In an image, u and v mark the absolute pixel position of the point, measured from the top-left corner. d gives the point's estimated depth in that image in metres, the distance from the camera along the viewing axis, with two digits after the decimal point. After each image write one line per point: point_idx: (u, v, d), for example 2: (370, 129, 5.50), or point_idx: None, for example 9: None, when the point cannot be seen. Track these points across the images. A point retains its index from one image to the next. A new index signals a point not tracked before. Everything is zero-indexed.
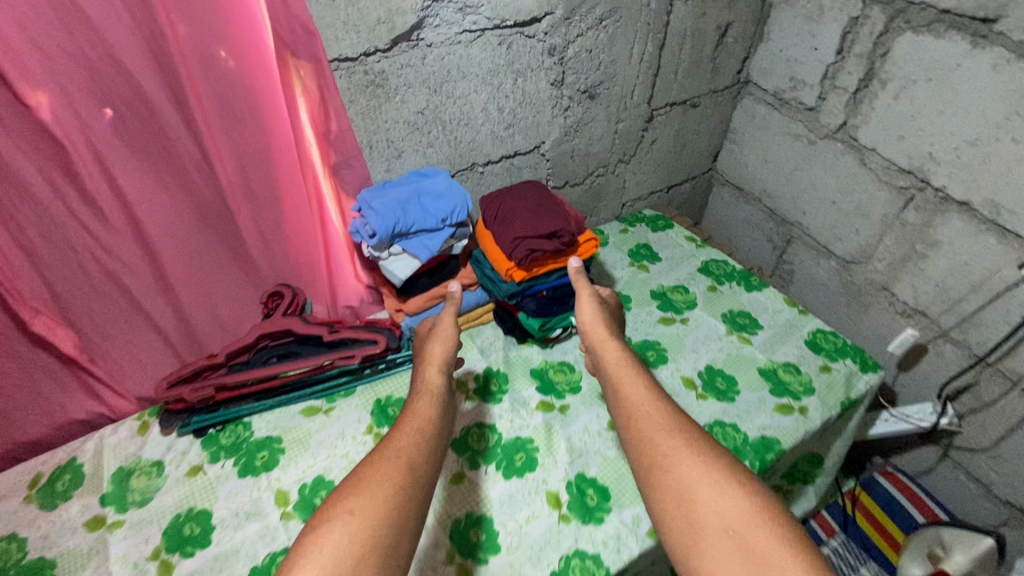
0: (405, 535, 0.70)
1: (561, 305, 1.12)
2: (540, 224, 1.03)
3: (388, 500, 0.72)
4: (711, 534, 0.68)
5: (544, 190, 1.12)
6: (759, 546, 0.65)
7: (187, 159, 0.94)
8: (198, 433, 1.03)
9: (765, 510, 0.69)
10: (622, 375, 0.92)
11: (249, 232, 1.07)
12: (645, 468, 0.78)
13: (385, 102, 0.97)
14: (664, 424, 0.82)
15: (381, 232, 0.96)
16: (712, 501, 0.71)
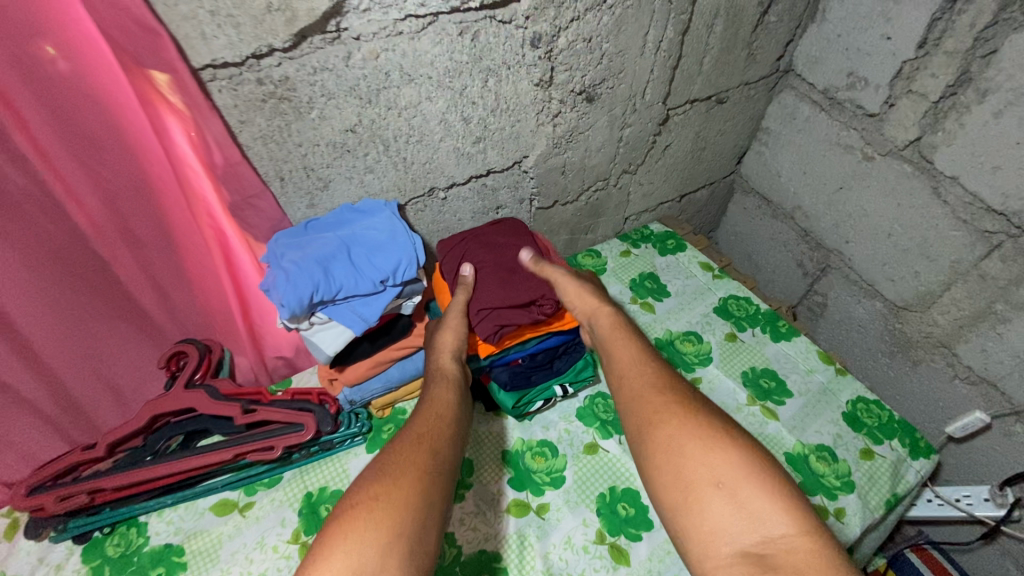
0: (432, 529, 0.65)
1: (541, 372, 0.92)
2: (514, 293, 0.85)
3: (413, 488, 0.67)
4: (703, 492, 0.65)
5: (522, 236, 0.93)
6: (752, 500, 0.63)
7: (22, 197, 0.66)
8: (79, 539, 0.82)
9: (759, 467, 0.66)
10: (616, 341, 0.86)
11: (134, 279, 0.82)
12: (635, 424, 0.75)
13: (295, 120, 0.68)
14: (655, 385, 0.78)
15: (292, 304, 0.71)
16: (702, 459, 0.67)
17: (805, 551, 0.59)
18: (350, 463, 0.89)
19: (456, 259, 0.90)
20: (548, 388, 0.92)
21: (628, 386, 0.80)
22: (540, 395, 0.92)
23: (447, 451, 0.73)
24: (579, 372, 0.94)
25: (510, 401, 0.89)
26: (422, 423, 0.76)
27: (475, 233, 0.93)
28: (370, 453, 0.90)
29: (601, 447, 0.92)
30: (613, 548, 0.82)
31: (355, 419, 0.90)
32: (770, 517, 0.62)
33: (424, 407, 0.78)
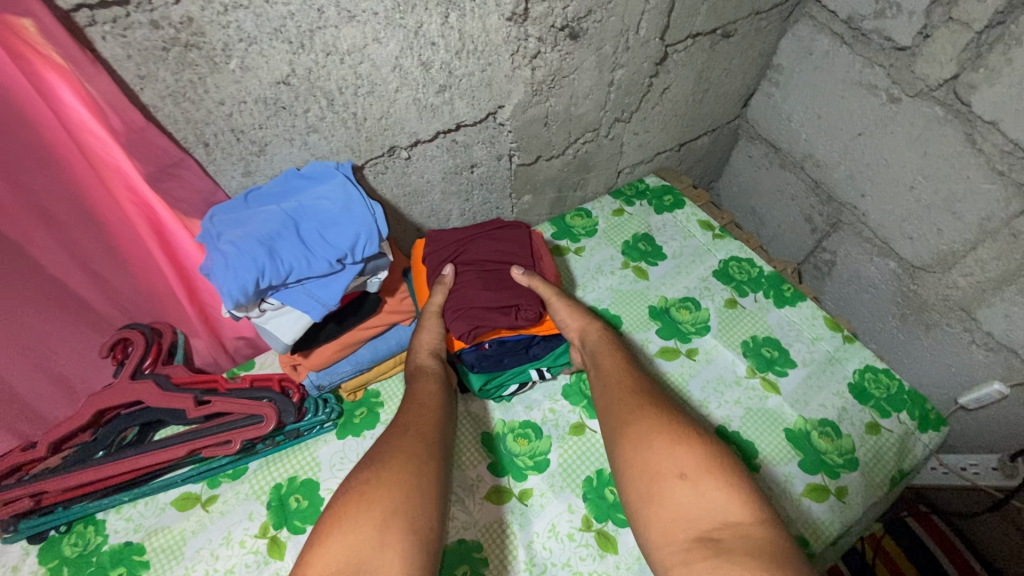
0: (435, 506, 0.65)
1: (514, 355, 0.86)
2: (497, 296, 0.83)
3: (405, 473, 0.66)
4: (666, 480, 0.64)
5: (524, 239, 0.91)
6: (714, 491, 0.62)
7: None
8: (33, 539, 0.76)
9: (725, 461, 0.65)
10: (605, 354, 0.83)
11: (57, 263, 0.71)
12: (607, 421, 0.74)
13: (212, 72, 0.56)
14: (634, 388, 0.77)
15: (235, 292, 0.61)
16: (667, 449, 0.67)
17: (763, 538, 0.57)
18: (319, 451, 0.83)
19: (449, 253, 0.88)
20: (522, 370, 0.86)
21: (607, 393, 0.78)
22: (513, 378, 0.86)
23: (437, 434, 0.73)
24: (558, 355, 0.88)
25: (480, 384, 0.84)
26: (408, 414, 0.75)
27: (475, 230, 0.91)
28: (341, 439, 0.84)
29: (587, 429, 0.86)
30: (600, 535, 0.76)
31: (322, 406, 0.84)
32: (727, 504, 0.61)
33: (408, 399, 0.77)
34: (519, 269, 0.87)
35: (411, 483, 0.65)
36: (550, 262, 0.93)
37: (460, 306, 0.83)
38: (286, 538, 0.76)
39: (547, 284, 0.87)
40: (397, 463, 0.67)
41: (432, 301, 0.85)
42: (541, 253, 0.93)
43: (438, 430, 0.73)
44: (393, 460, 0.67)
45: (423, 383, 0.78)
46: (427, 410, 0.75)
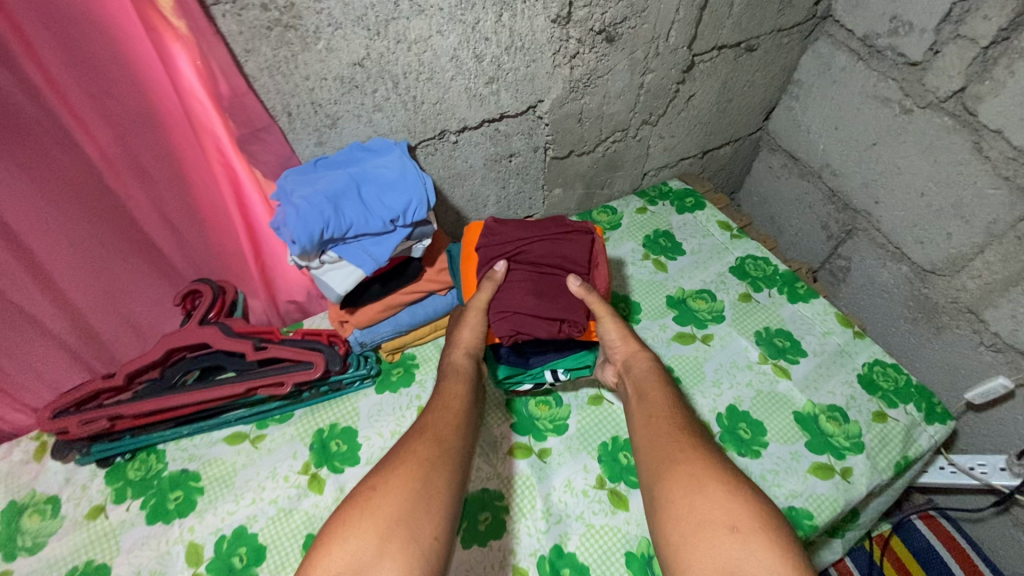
0: (439, 514, 0.66)
1: (544, 354, 0.88)
2: (547, 304, 0.80)
3: (412, 480, 0.68)
4: (715, 528, 0.64)
5: (584, 246, 0.86)
6: (764, 550, 0.61)
7: (35, 128, 0.68)
8: (102, 463, 0.85)
9: (773, 515, 0.65)
10: (650, 385, 0.82)
11: (147, 215, 0.82)
12: (654, 456, 0.74)
13: (303, 50, 0.67)
14: (683, 427, 0.76)
15: (302, 240, 0.70)
16: (719, 497, 0.67)
17: None
18: (359, 402, 0.91)
19: (502, 249, 0.85)
20: (542, 372, 0.89)
21: (654, 428, 0.78)
22: (531, 378, 0.88)
23: (455, 439, 0.74)
24: (583, 359, 0.89)
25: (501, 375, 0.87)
26: (431, 414, 0.77)
27: (534, 228, 0.88)
28: (379, 394, 0.92)
29: (605, 400, 0.92)
30: (613, 494, 0.82)
31: (363, 362, 0.92)
32: (773, 561, 0.60)
33: (436, 402, 0.78)
34: (575, 279, 0.83)
35: (418, 491, 0.67)
36: (605, 273, 0.89)
37: (506, 307, 0.79)
38: (326, 476, 0.84)
39: (602, 301, 0.84)
40: (408, 466, 0.69)
41: (478, 298, 0.82)
42: (598, 261, 0.89)
43: (457, 435, 0.74)
44: (410, 464, 0.69)
45: (451, 386, 0.80)
46: (445, 411, 0.77)
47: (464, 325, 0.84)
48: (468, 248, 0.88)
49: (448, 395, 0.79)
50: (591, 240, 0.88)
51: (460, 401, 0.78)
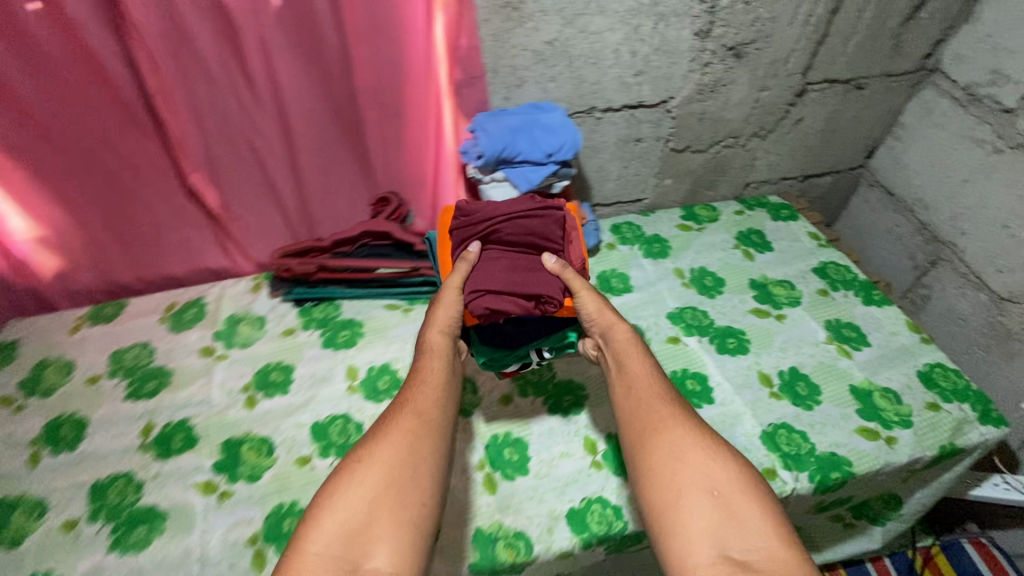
0: (423, 482, 0.69)
1: (526, 339, 0.93)
2: (519, 280, 0.85)
3: (393, 457, 0.70)
4: (696, 495, 0.67)
5: (554, 223, 0.91)
6: (745, 512, 0.65)
7: (331, 60, 1.02)
8: (297, 302, 1.17)
9: (752, 482, 0.68)
10: (630, 348, 0.84)
11: (373, 139, 1.14)
12: (635, 428, 0.76)
13: (517, 26, 0.98)
14: (665, 395, 0.79)
15: (488, 152, 0.99)
16: (702, 466, 0.70)
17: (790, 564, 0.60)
18: None
19: (474, 230, 0.91)
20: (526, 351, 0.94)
21: (638, 398, 0.79)
22: (517, 361, 0.94)
23: (430, 410, 0.76)
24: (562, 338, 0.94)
25: (486, 358, 0.93)
26: (411, 393, 0.78)
27: (508, 206, 0.92)
28: None
29: (682, 341, 1.10)
30: None
31: None
32: (758, 528, 0.64)
33: (411, 379, 0.81)
34: (549, 255, 0.88)
35: (403, 463, 0.70)
36: (579, 243, 0.94)
37: (477, 285, 0.84)
38: None
39: (576, 275, 0.89)
40: (390, 442, 0.72)
41: (455, 276, 0.87)
42: (570, 237, 0.94)
43: (436, 406, 0.77)
44: (386, 439, 0.72)
45: (428, 361, 0.82)
46: (426, 387, 0.78)
47: (443, 302, 0.87)
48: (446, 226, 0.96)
49: (426, 370, 0.82)
50: (561, 214, 0.93)
51: (442, 376, 0.80)
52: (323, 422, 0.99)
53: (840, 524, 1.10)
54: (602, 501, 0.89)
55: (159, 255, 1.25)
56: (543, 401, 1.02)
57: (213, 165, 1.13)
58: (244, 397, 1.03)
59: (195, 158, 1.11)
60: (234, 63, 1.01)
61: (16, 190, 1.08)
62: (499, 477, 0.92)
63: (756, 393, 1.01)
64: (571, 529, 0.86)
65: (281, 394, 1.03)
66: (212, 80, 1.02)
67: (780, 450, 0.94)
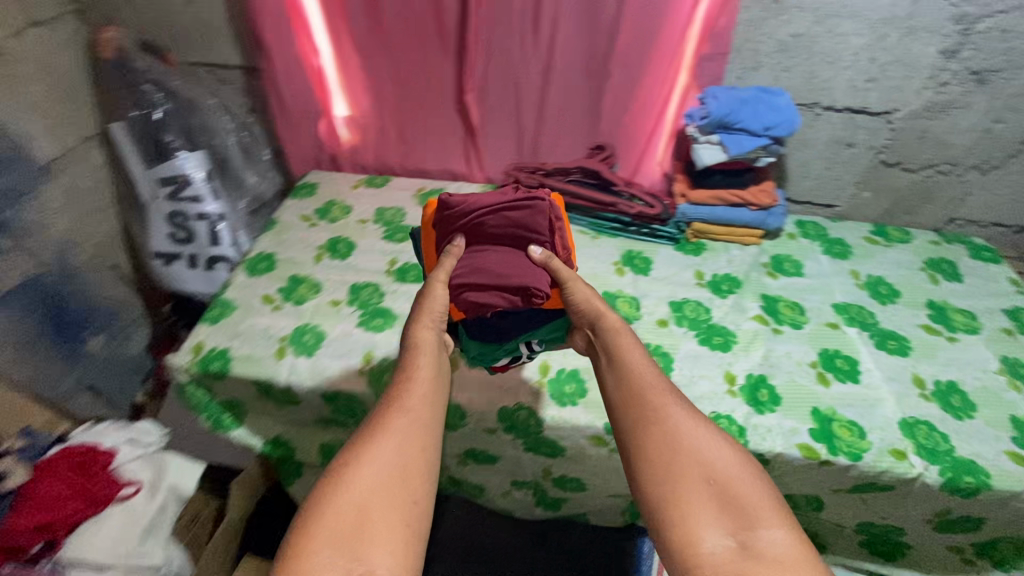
0: (427, 485, 0.65)
1: (515, 334, 0.95)
2: (505, 277, 0.87)
3: (390, 463, 0.64)
4: (691, 484, 0.63)
5: (542, 216, 0.90)
6: (742, 499, 0.61)
7: (602, 22, 1.24)
8: None
9: (750, 466, 0.65)
10: (625, 336, 0.80)
11: (609, 95, 1.35)
12: (628, 417, 0.71)
13: (772, 16, 1.16)
14: (659, 383, 0.74)
15: (714, 115, 1.17)
16: (697, 454, 0.65)
17: (800, 547, 0.57)
18: (660, 249, 1.36)
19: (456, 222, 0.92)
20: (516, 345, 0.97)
21: (633, 388, 0.74)
22: (507, 354, 0.98)
23: (416, 396, 0.72)
24: (552, 330, 0.95)
25: (475, 351, 0.98)
26: (407, 396, 0.72)
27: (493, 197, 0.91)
28: (675, 250, 1.35)
29: (841, 328, 1.17)
30: (821, 374, 1.09)
31: (675, 227, 1.36)
32: (761, 516, 0.60)
33: (395, 369, 0.77)
34: (537, 246, 0.89)
35: (401, 465, 0.64)
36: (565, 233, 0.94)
37: (462, 283, 0.87)
38: (627, 272, 1.30)
39: (566, 267, 0.89)
40: (387, 446, 0.65)
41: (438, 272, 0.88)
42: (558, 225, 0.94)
43: (426, 395, 0.73)
44: (371, 437, 0.66)
45: (414, 350, 0.80)
46: (423, 385, 0.74)
47: (429, 299, 0.86)
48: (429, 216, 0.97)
49: (417, 366, 0.77)
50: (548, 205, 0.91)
51: (434, 371, 0.76)
52: None
53: (957, 557, 1.09)
54: (728, 419, 1.02)
55: (421, 153, 1.64)
56: (694, 333, 1.17)
57: (482, 90, 1.44)
58: None
59: (473, 81, 1.42)
60: (529, 14, 1.28)
61: (352, 79, 1.52)
62: None
63: (905, 389, 1.06)
64: None
65: None
66: (509, 23, 1.30)
67: (916, 440, 0.98)
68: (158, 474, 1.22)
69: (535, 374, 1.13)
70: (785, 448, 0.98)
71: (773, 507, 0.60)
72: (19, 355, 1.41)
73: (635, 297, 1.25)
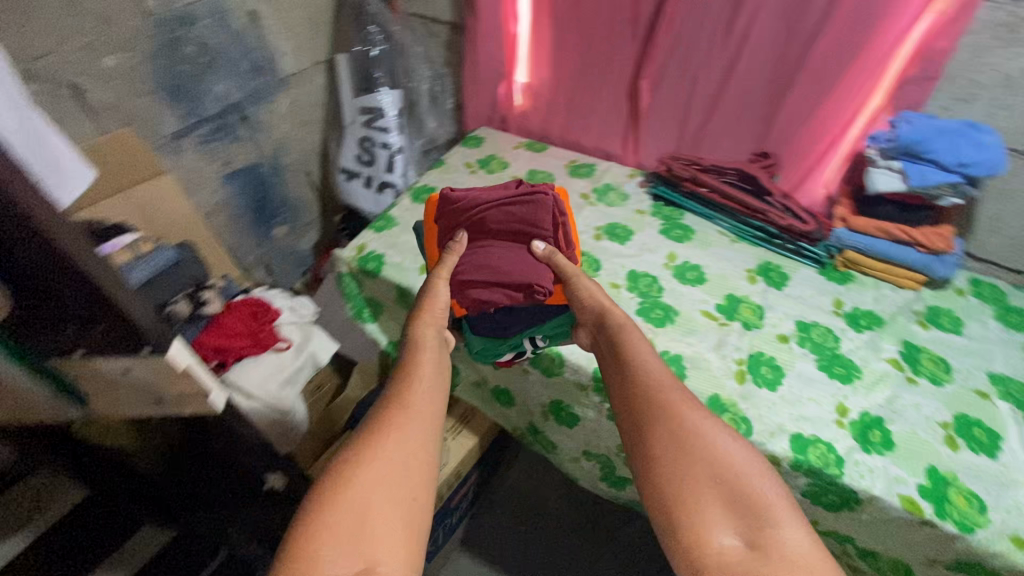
0: (423, 481, 0.72)
1: (517, 326, 1.15)
2: (507, 273, 1.05)
3: (389, 460, 0.71)
4: (701, 485, 0.69)
5: (544, 212, 1.07)
6: (749, 497, 0.67)
7: (802, 29, 1.22)
8: (656, 198, 1.50)
9: (754, 466, 0.70)
10: (634, 342, 0.87)
11: (788, 104, 1.32)
12: (638, 422, 0.77)
13: (1003, 47, 1.06)
14: (668, 386, 0.79)
15: (903, 138, 1.12)
16: (704, 451, 0.71)
17: (811, 553, 0.62)
18: (801, 269, 1.31)
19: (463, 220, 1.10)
20: (519, 340, 1.16)
21: (642, 390, 0.80)
22: (510, 348, 1.16)
23: (415, 397, 0.80)
24: (555, 326, 1.12)
25: (479, 346, 1.19)
26: (404, 396, 0.80)
27: (492, 198, 1.08)
28: (817, 274, 1.30)
29: (992, 400, 1.05)
30: (950, 438, 0.99)
31: (824, 251, 1.31)
32: (767, 517, 0.65)
33: (398, 369, 0.85)
34: (540, 243, 1.06)
35: (401, 462, 0.71)
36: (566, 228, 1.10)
37: (466, 280, 1.07)
38: (759, 282, 1.28)
39: (570, 263, 1.04)
40: (385, 446, 0.72)
41: (447, 263, 1.05)
42: (561, 221, 1.10)
43: (424, 397, 0.80)
44: (371, 436, 0.73)
45: (418, 357, 0.88)
46: (422, 389, 0.82)
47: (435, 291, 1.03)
48: (434, 205, 1.15)
49: (419, 367, 0.86)
50: (549, 200, 1.07)
51: (433, 375, 0.85)
52: (638, 274, 1.30)
53: None
54: (828, 447, 0.98)
55: (583, 128, 1.72)
56: (815, 358, 1.12)
57: (658, 79, 1.48)
58: (594, 231, 1.41)
59: (653, 68, 1.47)
60: (725, 14, 1.30)
61: (541, 48, 1.66)
62: (748, 377, 1.09)
63: None
64: (789, 445, 0.99)
65: (618, 243, 1.38)
66: (704, 17, 1.32)
67: None
68: (304, 340, 1.46)
69: None
70: (884, 494, 0.92)
71: (786, 507, 0.66)
72: (230, 223, 1.78)
73: (760, 307, 1.22)
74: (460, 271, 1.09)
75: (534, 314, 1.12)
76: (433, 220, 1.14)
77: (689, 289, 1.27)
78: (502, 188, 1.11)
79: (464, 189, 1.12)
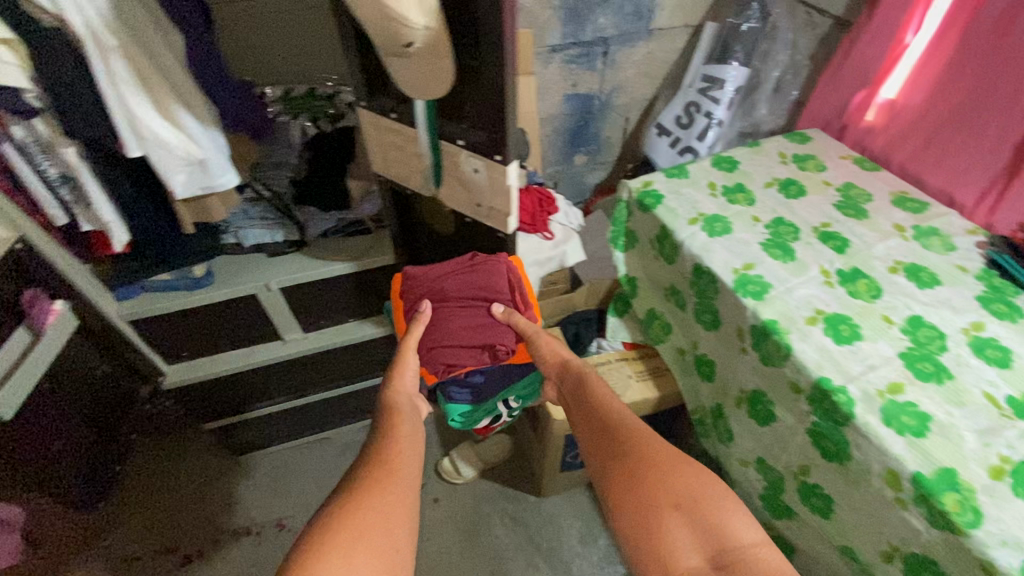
0: (399, 526, 0.92)
1: (490, 392, 1.46)
2: (474, 336, 1.35)
3: (368, 505, 0.93)
4: (674, 519, 0.95)
5: (497, 278, 1.34)
6: (709, 513, 0.94)
7: None
8: (990, 262, 1.27)
9: (707, 490, 0.97)
10: (593, 393, 1.21)
11: None
12: (615, 479, 1.04)
13: None
14: (637, 432, 1.09)
15: None
16: (675, 480, 0.99)
17: (760, 555, 0.89)
18: None
19: (427, 292, 1.34)
20: (493, 404, 1.46)
21: (615, 442, 1.09)
22: (486, 409, 1.46)
23: (397, 455, 1.06)
24: (524, 386, 1.46)
25: (464, 411, 1.45)
26: (386, 449, 1.07)
27: (451, 272, 1.35)
28: None
29: None
30: None
31: None
32: (727, 527, 0.92)
33: (383, 433, 1.11)
34: (498, 307, 1.34)
35: (378, 502, 0.94)
36: (520, 289, 1.37)
37: (437, 347, 1.33)
38: None
39: (525, 322, 1.33)
40: (366, 496, 0.94)
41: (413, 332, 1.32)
42: (513, 283, 1.38)
43: (404, 455, 1.06)
44: (368, 479, 0.98)
45: (391, 418, 1.17)
46: (392, 443, 1.09)
47: (405, 360, 1.29)
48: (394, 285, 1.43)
49: (394, 424, 1.14)
50: (503, 267, 1.35)
51: (406, 427, 1.14)
52: (923, 322, 1.15)
53: None
54: None
55: (934, 166, 1.50)
56: None
57: None
58: (891, 263, 1.27)
59: None
60: None
61: (932, 62, 1.48)
62: (1006, 479, 0.91)
63: None
64: (1021, 567, 0.82)
65: (917, 285, 1.22)
66: None
67: None
68: (564, 239, 1.63)
69: (880, 385, 1.05)
70: None
71: (736, 515, 0.94)
72: (549, 135, 2.09)
73: None
74: (429, 341, 1.34)
75: (511, 373, 1.46)
76: (399, 296, 1.41)
77: (979, 364, 1.08)
78: (454, 262, 1.38)
79: (421, 269, 1.39)
